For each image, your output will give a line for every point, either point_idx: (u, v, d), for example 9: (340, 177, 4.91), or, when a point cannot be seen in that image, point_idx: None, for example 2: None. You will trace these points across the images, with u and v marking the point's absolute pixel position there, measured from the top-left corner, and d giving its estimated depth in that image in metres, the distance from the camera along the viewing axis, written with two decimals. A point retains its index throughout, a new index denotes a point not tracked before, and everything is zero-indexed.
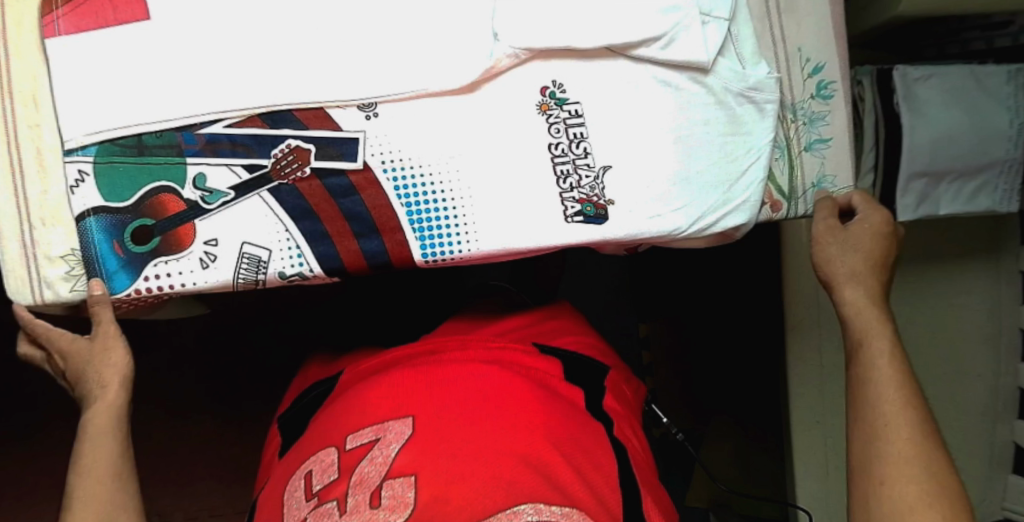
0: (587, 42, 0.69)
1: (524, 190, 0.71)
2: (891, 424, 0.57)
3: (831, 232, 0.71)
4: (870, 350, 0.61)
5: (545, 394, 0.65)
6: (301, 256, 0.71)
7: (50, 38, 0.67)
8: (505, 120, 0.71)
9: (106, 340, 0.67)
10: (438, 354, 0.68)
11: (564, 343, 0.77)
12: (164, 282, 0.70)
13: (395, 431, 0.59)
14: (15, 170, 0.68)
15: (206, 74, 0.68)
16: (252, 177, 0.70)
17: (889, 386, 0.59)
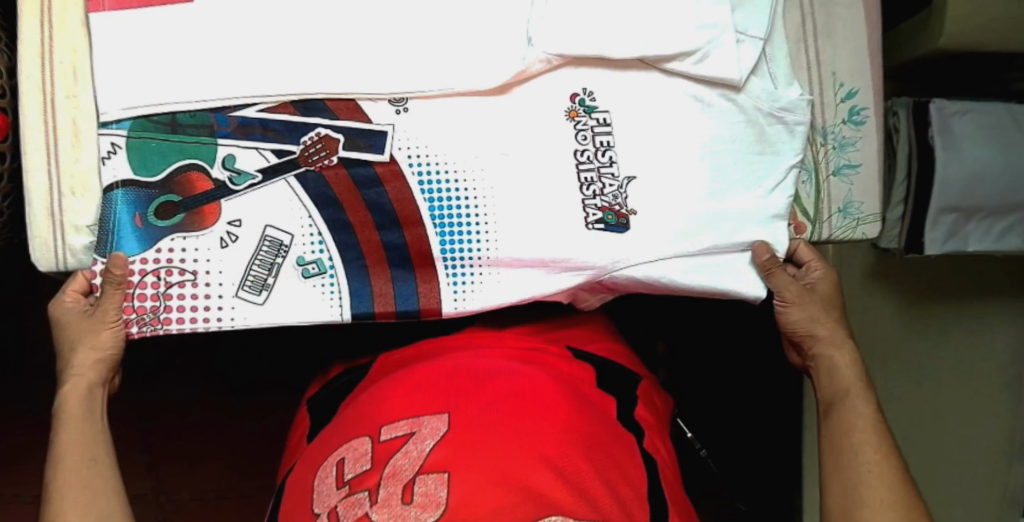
0: (619, 52, 0.69)
1: (546, 195, 0.71)
2: (871, 466, 0.63)
3: (801, 292, 0.72)
4: (852, 404, 0.67)
5: (578, 401, 0.65)
6: (322, 243, 0.72)
7: (94, 12, 0.69)
8: (533, 123, 0.71)
9: (99, 324, 0.69)
10: (475, 352, 0.69)
11: (597, 348, 0.77)
12: (178, 256, 0.71)
13: (430, 427, 0.59)
14: (50, 139, 0.70)
15: (242, 58, 0.70)
16: (278, 161, 0.71)
17: (869, 432, 0.65)
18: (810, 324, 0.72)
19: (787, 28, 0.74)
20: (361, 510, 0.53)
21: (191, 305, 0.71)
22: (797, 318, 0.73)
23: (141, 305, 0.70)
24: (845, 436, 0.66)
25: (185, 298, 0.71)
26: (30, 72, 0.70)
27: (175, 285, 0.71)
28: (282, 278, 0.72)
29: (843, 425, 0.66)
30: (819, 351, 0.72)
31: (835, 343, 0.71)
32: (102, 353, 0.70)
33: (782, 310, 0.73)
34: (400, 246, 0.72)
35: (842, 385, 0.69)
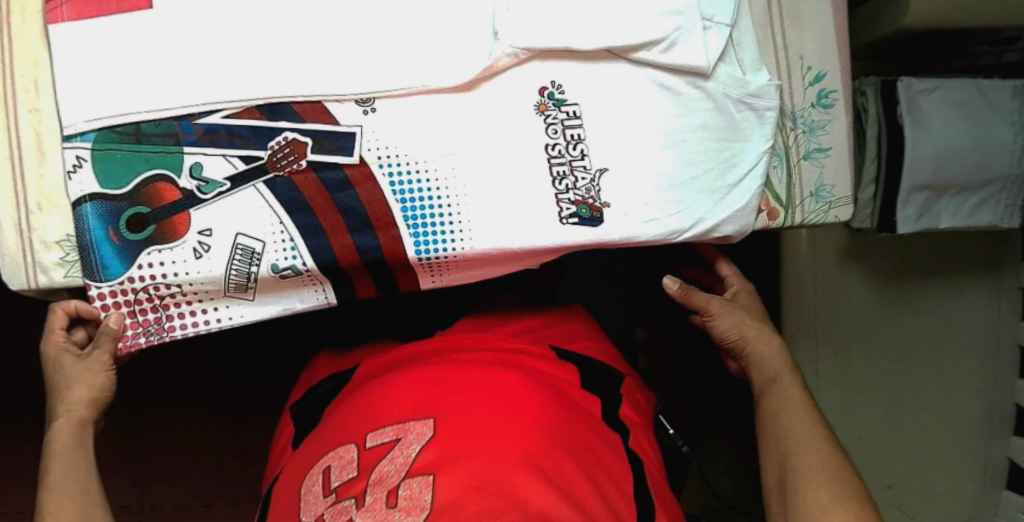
0: (586, 44, 0.69)
1: (519, 191, 0.71)
2: (803, 440, 0.63)
3: (724, 303, 0.77)
4: (781, 389, 0.69)
5: (560, 402, 0.65)
6: (295, 249, 0.71)
7: (53, 24, 0.68)
8: (503, 119, 0.71)
9: (92, 366, 0.69)
10: (458, 354, 0.69)
11: (581, 348, 0.77)
12: (157, 270, 0.70)
13: (416, 433, 0.59)
14: (14, 154, 0.69)
15: (205, 64, 0.69)
16: (246, 167, 0.70)
17: (799, 411, 0.66)
18: (738, 328, 0.76)
19: (754, 13, 0.73)
20: (346, 517, 0.53)
21: (183, 316, 0.72)
22: (724, 327, 0.76)
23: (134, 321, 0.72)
24: (777, 415, 0.67)
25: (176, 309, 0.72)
26: None
27: (164, 299, 0.71)
28: (267, 284, 0.72)
29: (776, 406, 0.67)
30: (750, 350, 0.74)
31: (762, 338, 0.74)
32: (97, 394, 0.69)
33: (711, 324, 0.77)
34: (374, 249, 0.71)
35: (770, 373, 0.71)
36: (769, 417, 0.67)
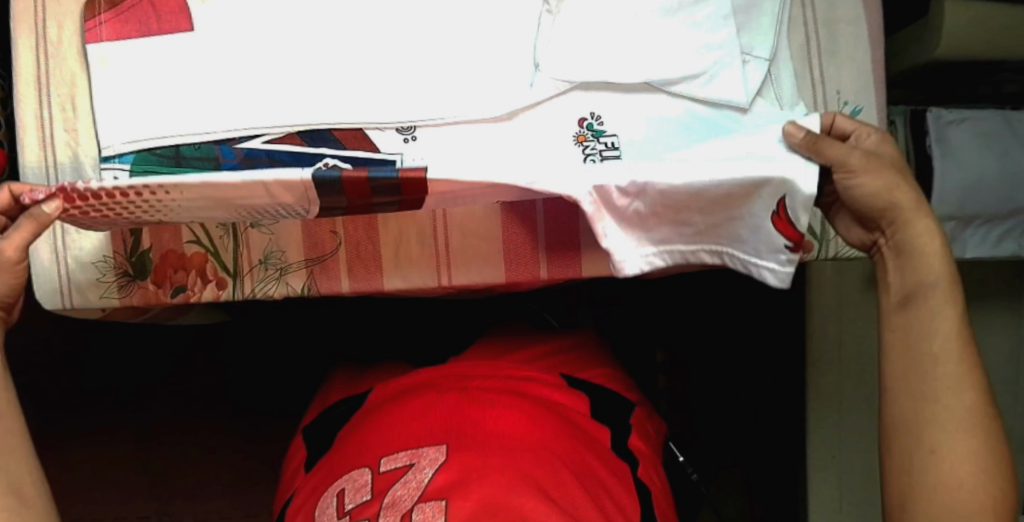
0: (627, 76, 0.70)
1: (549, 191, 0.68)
2: (949, 389, 0.53)
3: (869, 157, 0.59)
4: (932, 306, 0.55)
5: (571, 429, 0.65)
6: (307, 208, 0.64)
7: (91, 43, 0.68)
8: (540, 148, 0.71)
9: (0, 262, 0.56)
10: (476, 380, 0.68)
11: (590, 375, 0.77)
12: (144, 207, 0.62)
13: (429, 457, 0.58)
14: (51, 174, 0.69)
15: (245, 88, 0.69)
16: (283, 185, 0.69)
17: (948, 342, 0.54)
18: (891, 194, 0.58)
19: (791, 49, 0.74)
20: None
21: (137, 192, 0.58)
22: (872, 189, 0.58)
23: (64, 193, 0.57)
24: (924, 344, 0.55)
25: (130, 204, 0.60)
26: (28, 108, 0.69)
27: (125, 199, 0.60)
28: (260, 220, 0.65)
29: (923, 333, 0.55)
30: (903, 230, 0.58)
31: (918, 217, 0.57)
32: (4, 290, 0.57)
33: (849, 186, 0.59)
34: (409, 275, 0.72)
35: (924, 278, 0.56)
36: (903, 345, 0.56)
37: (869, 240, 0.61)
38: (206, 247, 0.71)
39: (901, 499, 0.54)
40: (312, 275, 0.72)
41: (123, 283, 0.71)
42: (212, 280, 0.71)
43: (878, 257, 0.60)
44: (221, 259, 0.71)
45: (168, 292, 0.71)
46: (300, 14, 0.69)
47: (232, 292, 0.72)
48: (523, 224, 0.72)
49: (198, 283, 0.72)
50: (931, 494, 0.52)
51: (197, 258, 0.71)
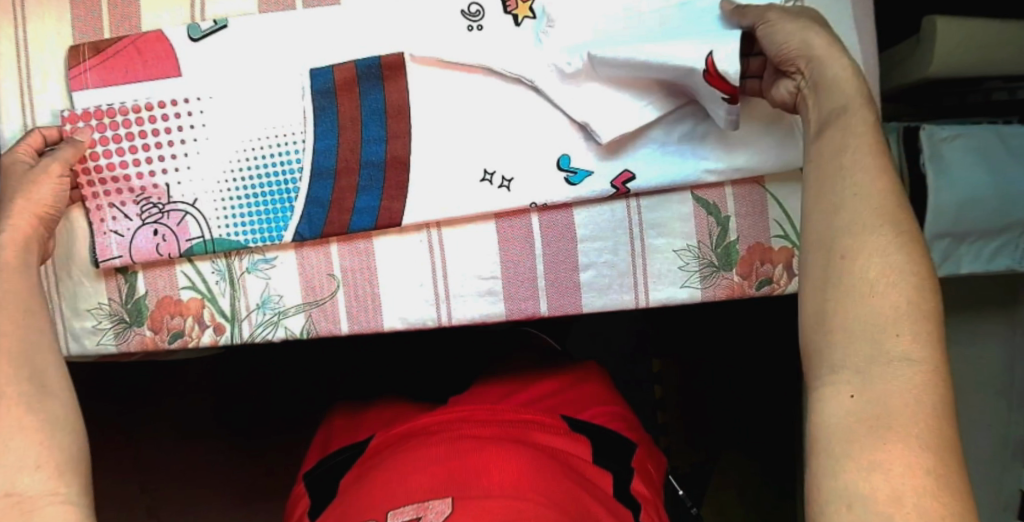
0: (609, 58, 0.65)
1: (532, 163, 0.67)
2: (863, 195, 0.51)
3: (786, 12, 0.61)
4: (847, 123, 0.55)
5: (578, 484, 0.62)
6: (301, 155, 0.66)
7: (77, 90, 0.66)
8: (531, 182, 0.67)
9: (41, 177, 0.62)
10: (482, 429, 0.67)
11: (593, 415, 0.77)
12: (154, 171, 0.66)
13: (435, 510, 0.56)
14: None
15: (234, 135, 0.66)
16: (271, 221, 0.67)
17: (864, 155, 0.53)
18: (804, 36, 0.59)
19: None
20: None
21: (160, 120, 0.66)
22: (785, 34, 0.60)
23: (103, 122, 0.65)
24: (837, 160, 0.54)
25: (151, 142, 0.66)
26: None
27: (144, 144, 0.66)
28: (259, 183, 0.67)
29: (836, 146, 0.54)
30: (816, 65, 0.58)
31: (832, 50, 0.58)
32: (45, 210, 0.63)
33: (768, 33, 0.61)
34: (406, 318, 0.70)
35: (838, 103, 0.56)
36: (821, 165, 0.55)
37: (793, 89, 0.61)
38: (202, 292, 0.69)
39: (823, 338, 0.49)
40: (310, 317, 0.69)
41: (120, 330, 0.70)
42: (210, 326, 0.69)
43: (802, 105, 0.60)
44: (218, 305, 0.69)
45: (166, 338, 0.70)
46: (288, 57, 0.67)
47: (231, 337, 0.69)
48: (520, 261, 0.69)
49: (195, 328, 0.69)
50: (852, 298, 0.48)
51: (194, 303, 0.69)
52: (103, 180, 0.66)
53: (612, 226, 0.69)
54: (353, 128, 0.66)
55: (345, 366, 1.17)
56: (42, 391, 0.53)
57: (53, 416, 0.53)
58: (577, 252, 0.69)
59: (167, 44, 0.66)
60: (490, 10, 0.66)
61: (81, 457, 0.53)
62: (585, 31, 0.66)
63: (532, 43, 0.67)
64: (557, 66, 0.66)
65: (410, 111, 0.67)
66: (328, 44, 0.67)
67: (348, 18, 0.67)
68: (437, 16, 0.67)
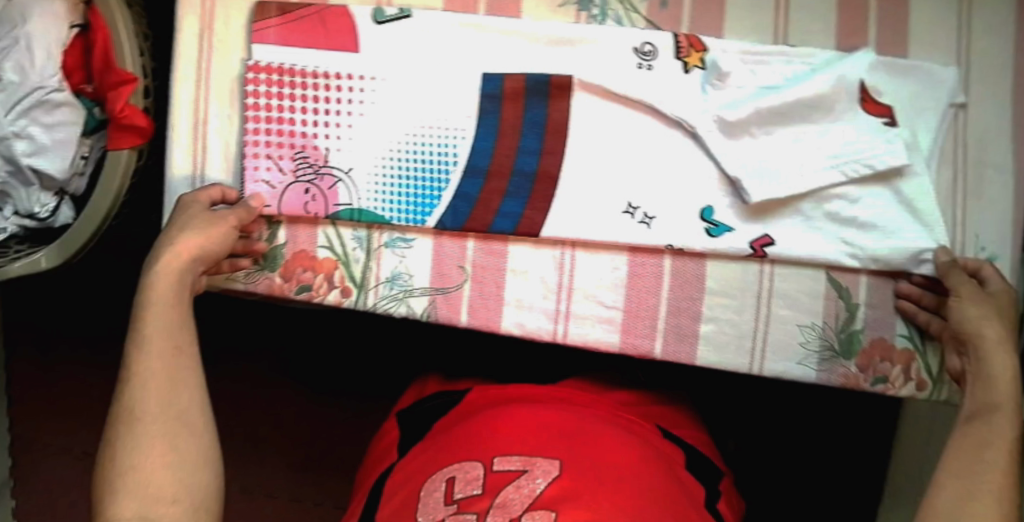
0: (773, 117, 0.66)
1: (679, 206, 0.68)
2: (994, 493, 0.54)
3: (978, 293, 0.64)
4: (993, 420, 0.58)
5: (675, 480, 0.62)
6: (459, 149, 0.68)
7: (257, 44, 0.68)
8: (674, 223, 0.68)
9: (217, 221, 0.65)
10: (584, 410, 0.67)
11: (686, 433, 0.74)
12: (319, 136, 0.68)
13: (542, 468, 0.58)
14: (197, 156, 0.71)
15: (400, 119, 0.68)
16: (418, 205, 0.69)
17: (1004, 458, 0.55)
18: (981, 322, 0.62)
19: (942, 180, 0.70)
20: None
21: (333, 91, 0.68)
22: (965, 315, 0.63)
23: (282, 80, 0.68)
24: (976, 451, 0.57)
25: (322, 108, 0.68)
26: (184, 88, 0.70)
27: (313, 108, 0.68)
28: (413, 166, 0.69)
29: (977, 437, 0.57)
30: (982, 352, 0.61)
31: (1005, 349, 0.61)
32: (208, 252, 0.65)
33: (954, 307, 0.64)
34: (522, 322, 0.70)
35: (994, 398, 0.59)
36: (962, 447, 0.57)
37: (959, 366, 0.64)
38: (337, 254, 0.71)
39: None
40: (433, 302, 0.71)
41: (252, 271, 0.71)
42: (338, 287, 0.71)
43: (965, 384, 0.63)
44: (350, 269, 0.71)
45: (294, 289, 0.71)
46: (465, 60, 0.68)
47: (355, 302, 0.71)
48: (645, 298, 0.69)
49: (323, 286, 0.71)
50: None
51: (327, 263, 0.71)
52: (269, 131, 0.69)
53: (742, 286, 0.69)
54: (513, 136, 0.68)
55: (389, 346, 1.07)
56: (186, 426, 0.58)
57: (191, 452, 0.57)
58: (702, 305, 0.69)
59: (351, 20, 0.68)
60: (662, 53, 0.68)
61: (213, 493, 0.58)
62: (749, 93, 0.67)
63: (698, 92, 0.68)
64: (720, 115, 0.66)
65: (568, 130, 0.68)
66: (502, 53, 0.68)
67: (525, 33, 0.68)
68: (610, 51, 0.68)
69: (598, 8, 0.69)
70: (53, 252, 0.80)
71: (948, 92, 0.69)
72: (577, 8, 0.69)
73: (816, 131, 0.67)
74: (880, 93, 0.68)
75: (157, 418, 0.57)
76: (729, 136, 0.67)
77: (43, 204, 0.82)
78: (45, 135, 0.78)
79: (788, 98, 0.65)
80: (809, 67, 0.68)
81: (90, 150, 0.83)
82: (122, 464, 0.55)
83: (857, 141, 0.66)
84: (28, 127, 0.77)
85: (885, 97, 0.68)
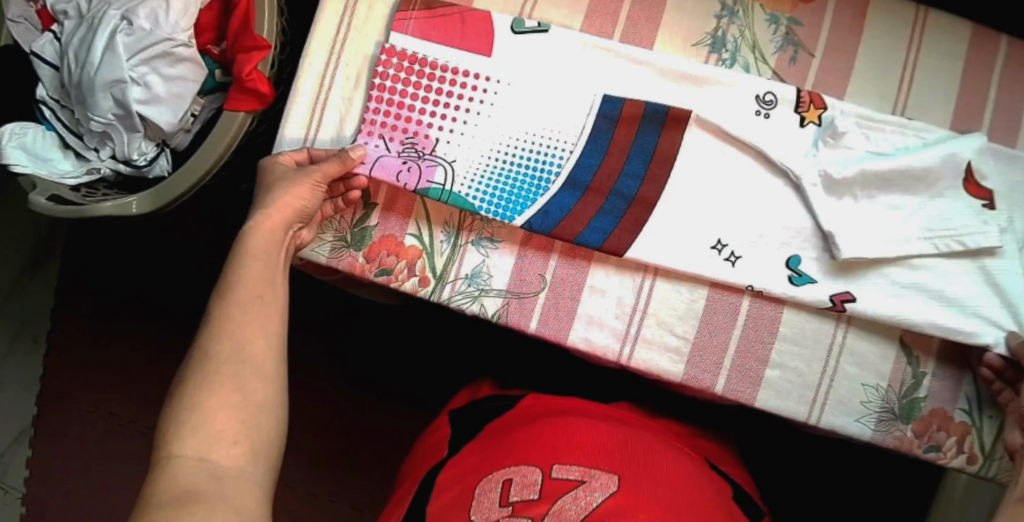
0: (874, 182, 0.67)
1: (766, 250, 0.70)
2: None
3: None
4: None
5: (725, 514, 0.62)
6: (565, 161, 0.70)
7: (395, 32, 0.71)
8: (756, 264, 0.70)
9: (300, 177, 0.67)
10: (641, 432, 0.68)
11: (732, 471, 0.75)
12: (432, 124, 0.70)
13: (600, 482, 0.58)
14: (314, 128, 0.74)
15: (513, 124, 0.70)
16: (511, 202, 0.70)
17: None
18: None
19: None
20: None
21: (456, 86, 0.70)
22: None
23: (410, 69, 0.71)
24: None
25: (441, 101, 0.70)
26: (314, 62, 0.74)
27: (433, 98, 0.70)
28: (516, 169, 0.70)
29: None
30: None
31: None
32: (296, 204, 0.66)
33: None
34: (589, 337, 0.72)
35: None
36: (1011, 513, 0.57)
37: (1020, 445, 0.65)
38: (423, 245, 0.73)
39: None
40: (506, 305, 0.72)
41: (337, 247, 0.73)
42: (417, 276, 0.73)
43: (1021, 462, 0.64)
44: (432, 260, 0.73)
45: (374, 270, 0.73)
46: (588, 81, 0.71)
47: (430, 292, 0.73)
48: (716, 334, 0.71)
49: (403, 272, 0.73)
50: None
51: (412, 250, 0.73)
52: (386, 112, 0.71)
53: (814, 338, 0.70)
54: (620, 157, 0.70)
55: (441, 343, 1.09)
56: (257, 372, 0.57)
57: (258, 398, 0.56)
58: (770, 350, 0.70)
59: (488, 24, 0.71)
60: (781, 104, 0.70)
61: (273, 448, 0.56)
62: (856, 156, 0.68)
63: (807, 147, 0.69)
64: (827, 171, 0.67)
65: (675, 160, 0.70)
66: (627, 81, 0.71)
67: (652, 64, 0.71)
68: (732, 95, 0.70)
69: (729, 53, 0.75)
70: (145, 199, 0.79)
71: None
72: (709, 50, 0.75)
73: (918, 203, 0.68)
74: (984, 175, 0.68)
75: (230, 361, 0.56)
76: (829, 192, 0.68)
77: (142, 152, 0.84)
78: (162, 85, 0.81)
79: (897, 164, 0.66)
80: (921, 142, 0.69)
81: (202, 109, 0.87)
82: (188, 403, 0.53)
83: (955, 219, 0.68)
84: (147, 75, 0.80)
85: (988, 180, 0.68)
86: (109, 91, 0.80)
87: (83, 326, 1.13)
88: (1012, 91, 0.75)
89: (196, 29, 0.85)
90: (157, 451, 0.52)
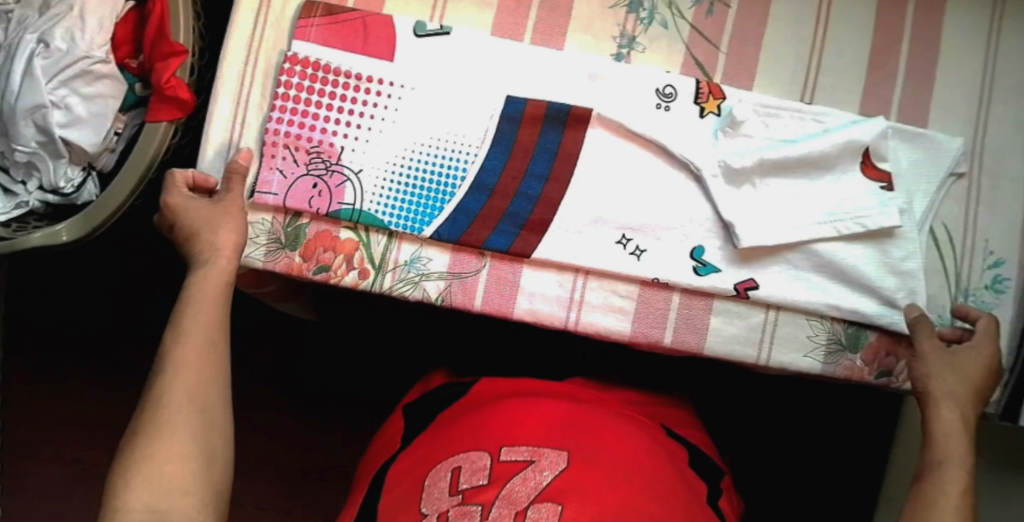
0: (773, 171, 0.70)
1: (671, 241, 0.71)
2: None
3: (942, 351, 0.68)
4: (939, 479, 0.62)
5: (677, 478, 0.62)
6: (469, 166, 0.72)
7: (298, 40, 0.71)
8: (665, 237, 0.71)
9: (230, 210, 0.68)
10: (591, 406, 0.68)
11: (689, 433, 0.76)
12: (338, 137, 0.71)
13: (550, 460, 0.58)
14: (234, 132, 0.73)
15: (419, 131, 0.72)
16: (417, 214, 0.71)
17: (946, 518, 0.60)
18: (927, 380, 0.67)
19: (947, 209, 0.74)
20: None
21: (361, 95, 0.71)
22: (920, 373, 0.68)
23: (314, 77, 0.71)
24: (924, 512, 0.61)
25: (347, 113, 0.71)
26: (232, 64, 0.73)
27: (340, 110, 0.71)
28: (422, 176, 0.72)
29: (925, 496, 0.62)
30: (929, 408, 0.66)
31: (951, 408, 0.66)
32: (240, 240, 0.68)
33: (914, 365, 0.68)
34: (535, 307, 0.72)
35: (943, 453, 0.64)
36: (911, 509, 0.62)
37: None
38: (360, 237, 0.72)
39: None
40: (448, 287, 0.72)
41: (272, 249, 0.72)
42: (355, 268, 0.72)
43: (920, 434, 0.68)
44: (370, 251, 0.72)
45: (311, 268, 0.72)
46: (492, 76, 0.72)
47: (372, 282, 0.72)
48: (659, 296, 0.72)
49: (342, 267, 0.72)
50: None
51: (348, 244, 0.72)
52: (291, 122, 0.71)
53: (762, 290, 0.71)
54: (532, 129, 0.72)
55: (396, 339, 1.08)
56: (208, 423, 0.60)
57: (212, 450, 0.59)
58: (713, 304, 0.72)
59: (390, 29, 0.72)
60: (682, 96, 0.72)
61: (223, 493, 0.59)
62: (755, 146, 0.70)
63: (708, 136, 0.72)
64: (725, 161, 0.70)
65: (578, 159, 0.72)
66: (532, 80, 0.72)
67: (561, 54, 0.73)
68: (634, 88, 0.72)
69: (647, 11, 0.75)
70: (75, 224, 0.76)
71: (954, 158, 0.73)
72: (627, 10, 0.75)
73: (817, 187, 0.71)
74: (881, 158, 0.71)
75: (184, 411, 0.58)
76: (733, 181, 0.70)
77: (68, 179, 0.81)
78: (82, 106, 0.78)
79: (795, 152, 0.69)
80: (821, 126, 0.72)
81: (125, 127, 0.83)
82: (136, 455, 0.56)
83: (858, 199, 0.70)
84: (67, 97, 0.77)
85: (887, 162, 0.71)
86: (30, 117, 0.77)
87: (34, 363, 1.11)
88: (930, 21, 0.76)
89: (114, 43, 0.82)
90: (108, 501, 0.55)
